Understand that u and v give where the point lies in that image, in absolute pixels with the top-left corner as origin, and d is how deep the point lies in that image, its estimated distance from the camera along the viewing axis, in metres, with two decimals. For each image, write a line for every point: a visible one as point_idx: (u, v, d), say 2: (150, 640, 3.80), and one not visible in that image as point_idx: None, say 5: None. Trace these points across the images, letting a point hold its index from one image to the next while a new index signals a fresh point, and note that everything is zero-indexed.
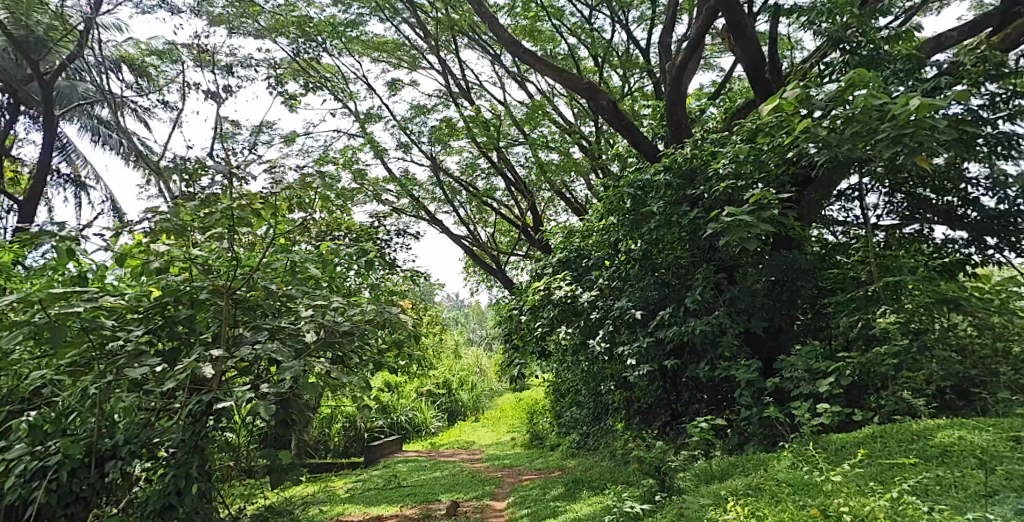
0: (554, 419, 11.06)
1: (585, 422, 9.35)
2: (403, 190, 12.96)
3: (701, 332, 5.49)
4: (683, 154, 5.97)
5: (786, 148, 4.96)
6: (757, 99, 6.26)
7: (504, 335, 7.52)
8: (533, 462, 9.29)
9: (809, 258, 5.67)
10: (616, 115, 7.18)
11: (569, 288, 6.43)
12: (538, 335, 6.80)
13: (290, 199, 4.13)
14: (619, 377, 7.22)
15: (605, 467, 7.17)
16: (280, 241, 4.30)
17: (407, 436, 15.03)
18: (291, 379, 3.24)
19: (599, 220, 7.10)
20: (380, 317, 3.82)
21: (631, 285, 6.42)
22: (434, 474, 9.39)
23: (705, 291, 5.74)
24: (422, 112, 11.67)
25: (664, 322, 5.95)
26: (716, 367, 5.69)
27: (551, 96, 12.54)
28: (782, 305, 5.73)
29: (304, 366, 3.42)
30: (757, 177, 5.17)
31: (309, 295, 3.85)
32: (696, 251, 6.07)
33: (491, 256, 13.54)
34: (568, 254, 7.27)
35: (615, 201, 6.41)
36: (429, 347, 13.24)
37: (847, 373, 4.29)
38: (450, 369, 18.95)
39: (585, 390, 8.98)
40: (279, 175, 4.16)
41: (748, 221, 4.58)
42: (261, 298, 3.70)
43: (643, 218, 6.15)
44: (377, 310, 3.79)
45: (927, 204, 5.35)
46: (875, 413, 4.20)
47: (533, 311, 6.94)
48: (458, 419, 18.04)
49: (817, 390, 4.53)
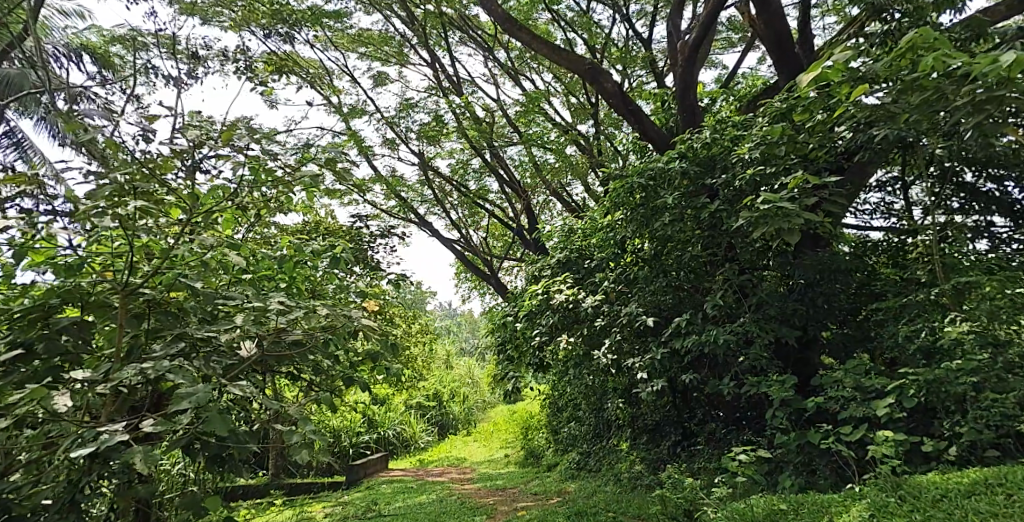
0: (552, 436, 10.32)
1: (585, 440, 8.62)
2: (390, 191, 12.26)
3: (724, 343, 4.78)
4: (701, 139, 5.25)
5: (827, 128, 4.25)
6: (782, 79, 5.56)
7: (497, 344, 6.77)
8: (528, 484, 8.55)
9: (847, 258, 4.96)
10: (621, 100, 6.47)
11: (571, 291, 5.70)
12: (535, 345, 6.05)
13: (238, 179, 3.38)
14: (625, 391, 6.50)
15: (610, 495, 6.44)
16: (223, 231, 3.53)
17: (395, 453, 14.26)
18: (211, 411, 2.44)
19: (602, 217, 6.39)
20: (344, 322, 3.10)
21: (640, 288, 5.70)
22: (421, 498, 8.64)
23: (727, 295, 5.02)
24: (410, 107, 10.91)
25: (680, 331, 5.24)
26: (741, 383, 4.97)
27: (547, 93, 11.83)
28: (816, 311, 5.02)
29: (239, 390, 2.64)
30: (791, 162, 4.47)
31: (251, 298, 3.07)
32: (716, 249, 5.38)
33: (483, 261, 12.82)
34: (569, 254, 6.54)
35: (623, 193, 5.67)
36: (419, 358, 12.47)
37: (913, 393, 3.59)
38: (441, 380, 18.19)
39: (586, 406, 8.26)
40: (218, 151, 3.38)
41: (790, 209, 3.82)
42: (185, 301, 2.91)
43: (654, 212, 5.43)
44: (335, 317, 3.02)
45: (980, 194, 4.64)
46: (951, 443, 3.50)
47: (529, 319, 6.20)
48: (449, 433, 17.28)
49: (871, 414, 3.82)
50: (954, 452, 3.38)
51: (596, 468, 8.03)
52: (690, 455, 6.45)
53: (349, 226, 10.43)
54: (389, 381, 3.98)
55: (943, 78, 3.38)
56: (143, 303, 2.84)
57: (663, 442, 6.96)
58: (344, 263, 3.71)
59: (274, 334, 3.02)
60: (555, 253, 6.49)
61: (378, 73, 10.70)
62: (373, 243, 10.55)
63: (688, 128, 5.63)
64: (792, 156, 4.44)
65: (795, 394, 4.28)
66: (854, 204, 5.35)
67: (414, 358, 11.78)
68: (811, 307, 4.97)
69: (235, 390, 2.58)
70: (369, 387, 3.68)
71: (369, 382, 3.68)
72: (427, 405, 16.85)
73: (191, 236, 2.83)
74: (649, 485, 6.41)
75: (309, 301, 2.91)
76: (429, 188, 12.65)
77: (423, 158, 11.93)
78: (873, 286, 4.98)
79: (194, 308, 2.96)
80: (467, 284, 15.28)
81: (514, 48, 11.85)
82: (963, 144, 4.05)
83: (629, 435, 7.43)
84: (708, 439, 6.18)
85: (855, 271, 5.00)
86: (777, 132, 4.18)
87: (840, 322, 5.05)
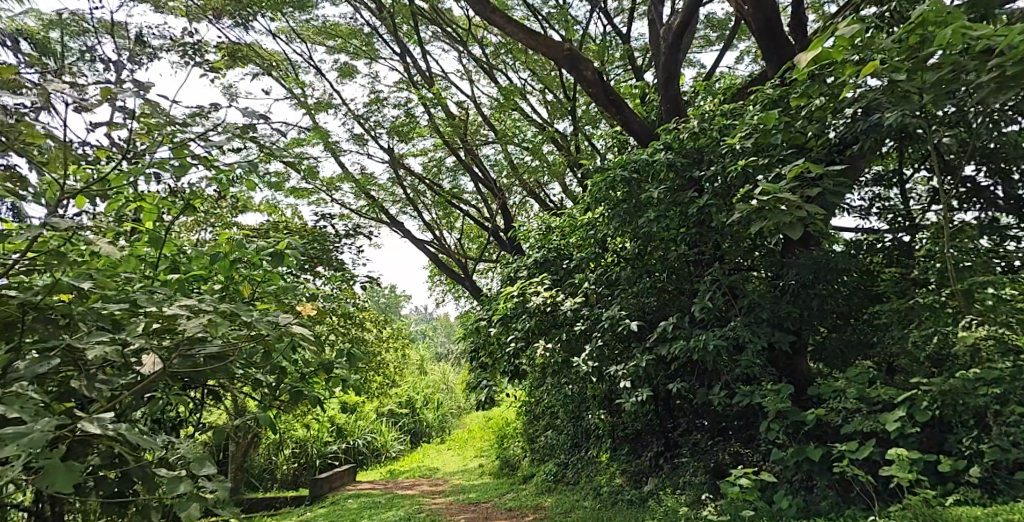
0: (527, 445, 9.92)
1: (562, 450, 8.22)
2: (360, 190, 11.78)
3: (714, 349, 4.42)
4: (688, 130, 4.87)
5: (827, 115, 3.91)
6: (772, 66, 5.22)
7: (469, 351, 6.33)
8: (502, 498, 8.10)
9: (843, 257, 4.64)
10: (602, 89, 6.08)
11: (547, 294, 5.30)
12: (509, 352, 5.63)
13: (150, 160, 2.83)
14: (606, 401, 6.12)
15: (588, 511, 6.04)
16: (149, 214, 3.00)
17: (365, 463, 13.73)
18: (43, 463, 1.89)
19: (582, 214, 6.00)
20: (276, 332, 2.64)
21: (621, 290, 5.31)
22: (389, 514, 8.15)
23: (716, 298, 4.67)
24: (380, 102, 10.41)
25: (667, 336, 4.87)
26: (733, 392, 4.63)
27: (523, 90, 11.42)
28: (812, 315, 4.67)
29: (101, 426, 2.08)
30: (786, 153, 4.13)
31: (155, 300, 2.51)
32: (703, 247, 5.02)
33: (457, 263, 12.37)
34: (546, 254, 6.14)
35: (603, 188, 5.27)
36: (391, 365, 11.95)
37: (926, 405, 3.28)
38: (414, 387, 17.68)
39: (564, 415, 7.87)
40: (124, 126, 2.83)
41: (789, 200, 3.43)
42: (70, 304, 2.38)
43: (637, 208, 5.04)
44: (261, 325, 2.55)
45: (986, 186, 4.26)
46: (972, 461, 3.22)
47: (502, 323, 5.79)
48: (422, 442, 16.77)
49: (879, 428, 3.50)
50: (977, 472, 3.07)
51: (574, 481, 7.62)
52: (674, 467, 6.08)
53: (315, 227, 9.91)
54: (343, 393, 3.54)
55: (961, 54, 3.02)
56: (16, 307, 2.31)
57: (644, 453, 6.58)
58: (287, 262, 3.24)
59: (186, 348, 2.51)
60: (531, 253, 6.10)
61: (345, 66, 10.18)
62: (340, 244, 10.05)
63: (673, 118, 5.27)
64: (788, 146, 4.10)
65: (794, 405, 3.94)
66: (845, 202, 4.91)
67: (385, 365, 11.26)
68: (804, 309, 4.64)
69: (89, 428, 1.97)
70: (318, 403, 3.22)
71: (317, 397, 3.22)
72: (400, 413, 16.33)
73: (54, 226, 2.21)
74: (630, 500, 6.03)
75: (228, 307, 2.43)
76: (400, 188, 12.14)
77: (394, 155, 11.44)
78: (870, 288, 4.67)
79: (86, 314, 2.43)
80: (440, 287, 14.78)
81: (489, 43, 11.40)
82: (974, 133, 3.74)
83: (609, 445, 7.05)
84: (693, 451, 5.82)
85: (851, 271, 4.67)
86: (773, 119, 3.81)
87: (834, 326, 4.73)
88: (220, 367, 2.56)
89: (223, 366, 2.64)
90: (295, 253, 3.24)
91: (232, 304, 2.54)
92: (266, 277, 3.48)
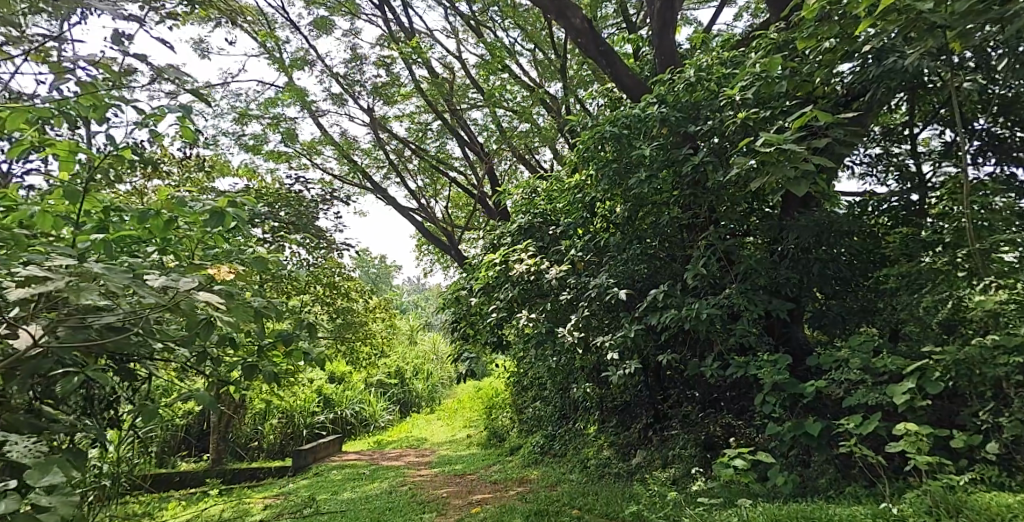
0: (516, 415, 9.71)
1: (550, 422, 8.01)
2: (342, 155, 11.36)
3: (707, 318, 4.14)
4: (682, 81, 4.48)
5: (836, 59, 3.53)
6: (775, 10, 4.80)
7: (451, 322, 6.03)
8: (488, 470, 7.90)
9: (847, 219, 4.33)
10: (592, 40, 5.64)
11: (530, 261, 4.98)
12: (491, 322, 5.34)
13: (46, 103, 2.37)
14: (593, 372, 5.86)
15: (575, 485, 5.81)
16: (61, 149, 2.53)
17: (353, 433, 13.57)
18: None
19: (569, 176, 5.63)
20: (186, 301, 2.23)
21: (610, 256, 5.00)
22: (372, 486, 7.96)
23: (711, 263, 4.36)
24: (359, 59, 9.89)
25: (657, 305, 4.57)
26: (726, 363, 4.36)
27: (512, 48, 10.88)
28: (812, 282, 4.37)
29: None
30: (789, 103, 3.76)
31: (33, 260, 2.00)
32: (697, 210, 4.68)
33: (444, 230, 12.03)
34: (531, 219, 5.80)
35: (591, 146, 4.91)
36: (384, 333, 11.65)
37: (938, 376, 3.01)
38: (403, 357, 17.48)
39: (552, 387, 7.64)
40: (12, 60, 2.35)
41: (794, 151, 3.07)
42: None
43: (627, 167, 4.68)
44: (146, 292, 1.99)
45: (1010, 140, 3.90)
46: (989, 437, 2.96)
47: (484, 292, 5.48)
48: (412, 411, 16.64)
49: (886, 401, 3.23)
50: (995, 448, 2.80)
51: (561, 453, 7.40)
52: (663, 440, 5.84)
53: (293, 192, 9.51)
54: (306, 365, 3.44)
55: None
56: None
57: (633, 425, 6.36)
58: (225, 224, 2.89)
59: (76, 318, 2.09)
60: (515, 218, 5.77)
61: (321, 20, 9.60)
62: (319, 209, 9.65)
63: (668, 68, 4.86)
64: (793, 95, 3.72)
65: (793, 378, 3.66)
66: (848, 159, 4.55)
67: (376, 335, 10.92)
68: (805, 275, 4.34)
69: None
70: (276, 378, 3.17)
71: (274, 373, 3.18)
72: (388, 383, 16.13)
73: None
74: (618, 474, 5.80)
75: (105, 276, 1.95)
76: (384, 152, 11.71)
77: (376, 117, 10.97)
78: (875, 251, 4.37)
79: None
80: (428, 256, 14.43)
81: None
82: (1000, 76, 3.38)
83: (597, 417, 6.82)
84: (684, 423, 5.57)
85: (855, 234, 4.36)
86: (778, 62, 3.44)
87: (836, 293, 4.44)
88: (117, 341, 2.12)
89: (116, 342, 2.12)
90: (233, 213, 2.88)
91: (117, 268, 2.05)
92: (200, 239, 3.13)
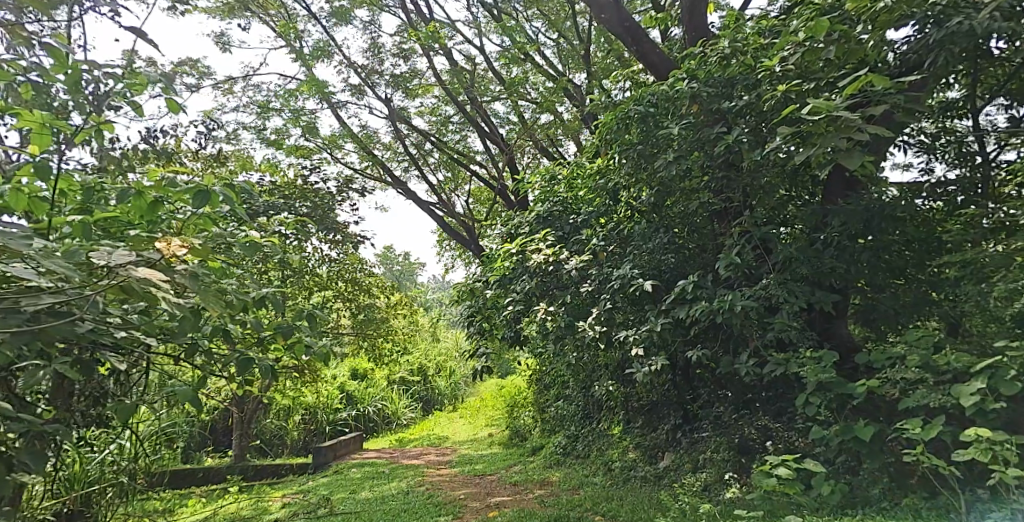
0: (539, 414, 9.43)
1: (573, 421, 7.71)
2: (362, 149, 11.20)
3: (742, 310, 3.81)
4: (715, 56, 4.15)
5: (891, 20, 3.17)
6: None
7: (467, 316, 5.77)
8: (509, 471, 7.64)
9: (897, 204, 3.95)
10: (617, 18, 5.31)
11: (550, 251, 4.70)
12: (509, 315, 5.07)
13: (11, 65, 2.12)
14: (618, 370, 5.56)
15: (599, 488, 5.51)
16: (29, 118, 2.18)
17: (375, 431, 13.44)
18: None
19: (592, 162, 5.33)
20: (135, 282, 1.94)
21: (634, 246, 4.70)
22: (390, 486, 7.75)
23: (745, 252, 4.03)
24: (379, 49, 9.67)
25: (686, 297, 4.25)
26: (762, 360, 4.02)
27: (536, 37, 10.56)
28: (859, 273, 4.00)
29: None
30: (835, 73, 3.41)
31: None
32: (730, 195, 4.34)
33: (465, 225, 11.80)
34: (552, 208, 5.52)
35: (613, 129, 4.60)
36: (408, 327, 11.21)
37: (1013, 374, 2.65)
38: (426, 354, 17.31)
39: (574, 385, 7.35)
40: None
41: (845, 118, 2.72)
42: None
43: (654, 149, 4.36)
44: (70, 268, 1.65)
45: None
46: None
47: (501, 285, 5.23)
48: (434, 409, 16.49)
49: (948, 402, 2.87)
50: None
51: (585, 454, 7.10)
52: (693, 443, 5.52)
53: (311, 185, 9.33)
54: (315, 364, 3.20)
55: None
56: None
57: (660, 426, 6.04)
58: (212, 203, 2.55)
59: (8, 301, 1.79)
60: (534, 207, 5.49)
61: (341, 10, 9.41)
62: (338, 201, 9.47)
63: (699, 44, 4.53)
64: (841, 63, 3.36)
65: (839, 376, 3.32)
66: (900, 138, 4.14)
67: (397, 331, 10.35)
68: (851, 265, 3.97)
69: None
70: (272, 372, 2.93)
71: (270, 366, 2.94)
72: (411, 380, 15.97)
73: None
74: (644, 478, 5.50)
75: (21, 250, 1.65)
76: (404, 146, 11.50)
77: (395, 109, 10.75)
78: (930, 238, 3.99)
79: None
80: (449, 252, 14.19)
81: None
82: None
83: (622, 418, 6.52)
84: (715, 425, 5.24)
85: (908, 220, 3.99)
86: (825, 26, 3.09)
87: (884, 284, 4.07)
88: (52, 329, 1.79)
89: (51, 331, 1.80)
90: (221, 191, 2.54)
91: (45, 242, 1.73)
92: (187, 224, 2.81)
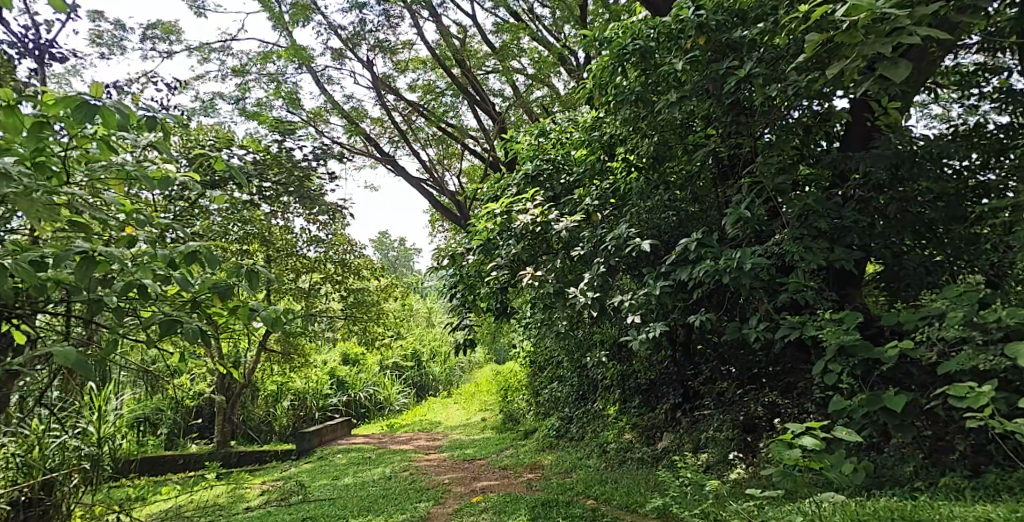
0: (533, 397, 8.98)
1: (567, 403, 7.28)
2: (348, 122, 10.69)
3: (751, 269, 3.37)
4: None
5: None
6: None
7: (451, 287, 5.31)
8: (500, 455, 7.21)
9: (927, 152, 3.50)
10: None
11: (536, 210, 4.25)
12: (494, 282, 4.62)
13: None
14: (612, 344, 5.13)
15: (592, 471, 5.08)
16: None
17: (365, 418, 13.02)
18: None
19: (586, 117, 4.87)
20: None
21: (631, 204, 4.25)
22: (374, 472, 7.30)
23: (755, 204, 3.58)
24: (362, 12, 9.11)
25: (687, 258, 3.79)
26: (773, 326, 3.58)
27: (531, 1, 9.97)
28: (882, 230, 3.56)
29: None
30: None
31: None
32: (738, 144, 3.90)
33: (456, 203, 11.29)
34: (543, 171, 5.07)
35: (608, 73, 4.14)
36: (399, 310, 10.72)
37: None
38: (420, 338, 16.90)
39: (569, 364, 6.91)
40: None
41: (889, 22, 2.24)
42: None
43: (653, 94, 3.91)
44: None
45: None
46: None
47: (484, 251, 4.77)
48: (428, 396, 16.10)
49: (997, 365, 2.43)
50: None
51: (579, 437, 6.69)
52: (694, 422, 5.10)
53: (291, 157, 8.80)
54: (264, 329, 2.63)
55: None
56: None
57: (658, 406, 5.62)
58: (104, 119, 2.01)
59: None
60: (523, 167, 5.04)
61: None
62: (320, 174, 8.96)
63: None
64: None
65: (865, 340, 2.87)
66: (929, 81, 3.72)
67: (388, 314, 9.80)
68: (873, 220, 3.53)
69: None
70: (201, 336, 2.41)
71: (201, 329, 2.42)
72: (404, 365, 15.57)
73: None
74: (641, 459, 5.07)
75: None
76: (391, 119, 10.97)
77: (381, 78, 10.22)
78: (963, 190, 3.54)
79: None
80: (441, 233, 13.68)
81: None
82: None
83: (617, 398, 6.09)
84: (718, 402, 4.82)
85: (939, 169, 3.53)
86: None
87: (908, 244, 3.64)
88: None
89: None
90: (116, 106, 1.99)
91: None
92: (76, 147, 2.23)
